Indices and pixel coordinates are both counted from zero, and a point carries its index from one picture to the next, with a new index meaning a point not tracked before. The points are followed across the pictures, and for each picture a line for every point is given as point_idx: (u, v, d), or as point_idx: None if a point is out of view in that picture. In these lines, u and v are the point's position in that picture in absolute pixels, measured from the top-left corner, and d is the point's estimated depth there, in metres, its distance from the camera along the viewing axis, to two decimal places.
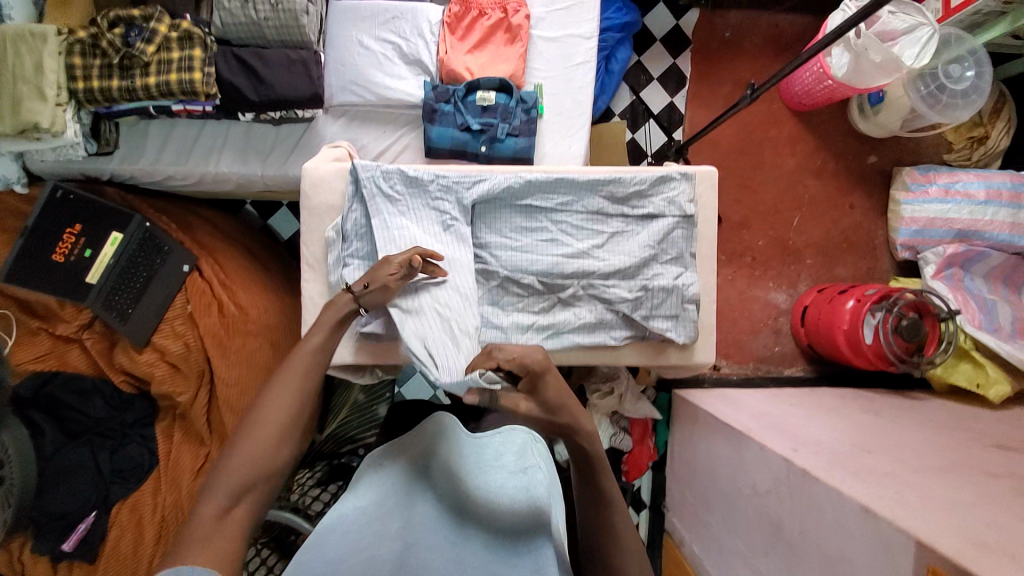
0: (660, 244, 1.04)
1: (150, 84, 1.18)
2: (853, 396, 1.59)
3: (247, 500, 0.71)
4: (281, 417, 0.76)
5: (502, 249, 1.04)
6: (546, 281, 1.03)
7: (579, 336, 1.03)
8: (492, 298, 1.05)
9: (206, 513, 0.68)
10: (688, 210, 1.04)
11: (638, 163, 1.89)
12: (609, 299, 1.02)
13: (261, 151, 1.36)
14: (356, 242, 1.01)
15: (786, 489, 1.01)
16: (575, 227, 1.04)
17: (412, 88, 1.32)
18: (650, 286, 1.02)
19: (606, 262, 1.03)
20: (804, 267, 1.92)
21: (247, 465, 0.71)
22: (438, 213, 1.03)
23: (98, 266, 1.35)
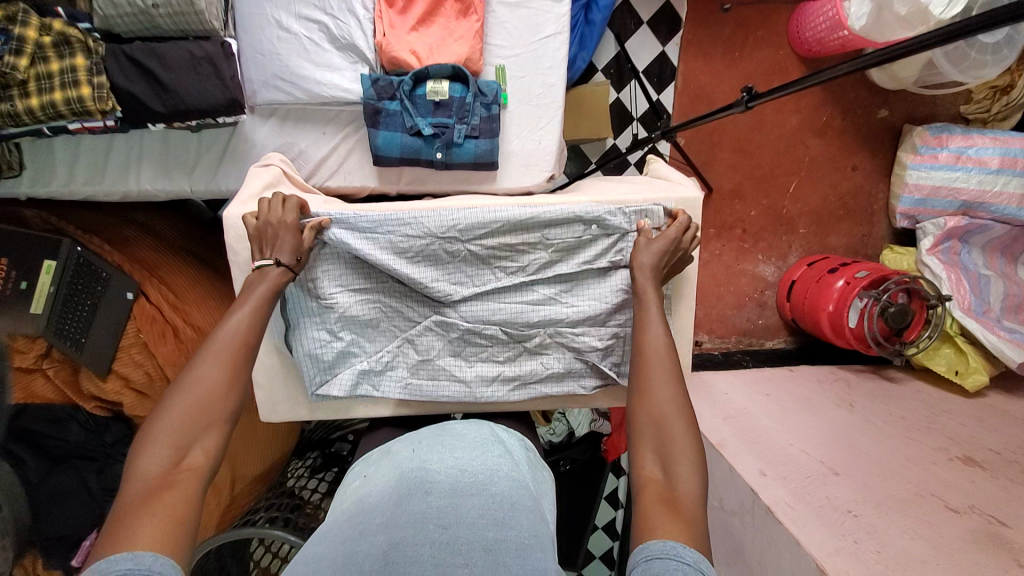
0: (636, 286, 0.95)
1: (34, 106, 0.98)
2: (830, 379, 1.60)
3: (198, 448, 0.68)
4: (221, 359, 0.74)
5: (465, 293, 0.95)
6: (511, 330, 0.96)
7: (547, 386, 0.99)
8: (453, 350, 0.98)
9: (152, 467, 0.65)
10: None
11: (622, 128, 1.68)
12: (578, 348, 0.96)
13: (184, 163, 1.18)
14: (304, 300, 0.93)
15: (750, 517, 1.06)
16: (546, 249, 0.94)
17: (349, 82, 1.10)
18: (621, 334, 0.95)
19: (575, 309, 0.95)
20: (796, 237, 1.82)
21: (187, 406, 0.69)
22: (394, 259, 0.91)
23: (39, 299, 1.24)
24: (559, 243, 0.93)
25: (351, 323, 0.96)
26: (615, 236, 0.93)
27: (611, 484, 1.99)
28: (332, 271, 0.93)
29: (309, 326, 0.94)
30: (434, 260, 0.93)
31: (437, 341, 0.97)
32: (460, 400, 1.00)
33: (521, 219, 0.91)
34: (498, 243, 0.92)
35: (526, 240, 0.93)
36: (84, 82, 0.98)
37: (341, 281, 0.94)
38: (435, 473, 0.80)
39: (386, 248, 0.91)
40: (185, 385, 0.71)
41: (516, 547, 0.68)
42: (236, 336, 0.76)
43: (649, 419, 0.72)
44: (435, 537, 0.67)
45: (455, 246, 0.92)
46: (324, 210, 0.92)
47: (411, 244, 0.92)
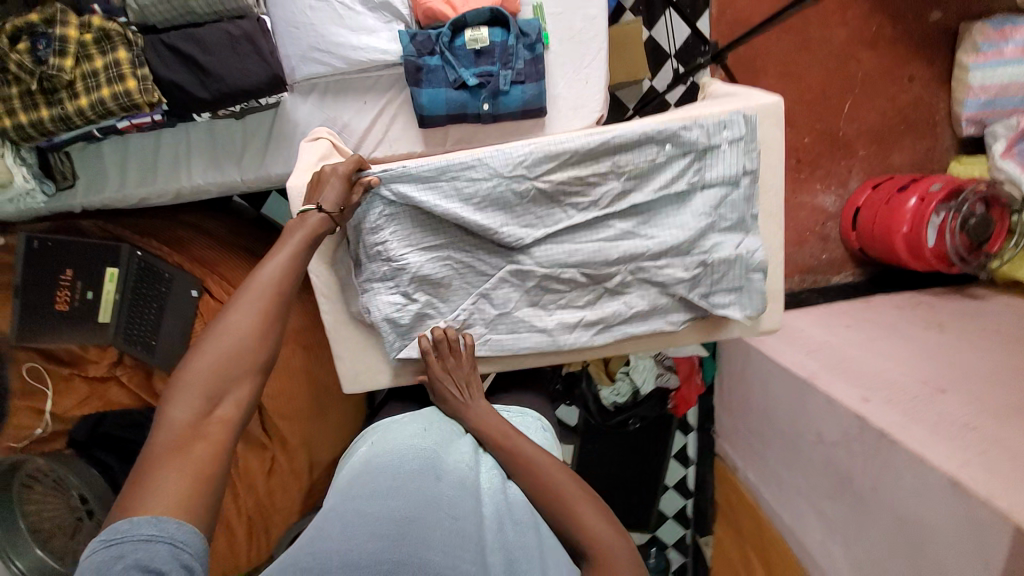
0: (718, 208, 0.88)
1: (84, 106, 0.97)
2: (911, 304, 1.51)
3: (231, 399, 0.66)
4: (257, 308, 0.69)
5: (537, 236, 0.90)
6: (589, 271, 0.91)
7: (632, 326, 0.94)
8: (531, 300, 0.94)
9: (181, 419, 0.63)
10: (750, 164, 0.86)
11: (659, 67, 1.61)
12: (663, 282, 0.91)
13: (232, 153, 1.17)
14: (375, 265, 0.90)
15: (858, 444, 1.00)
16: (618, 178, 0.87)
17: (386, 42, 1.07)
18: (710, 261, 0.89)
19: (656, 240, 0.89)
20: (855, 161, 1.71)
21: (220, 355, 0.66)
22: (462, 209, 0.87)
23: (105, 306, 1.27)
24: (633, 170, 0.87)
25: (424, 283, 0.92)
26: (692, 154, 0.86)
27: (679, 443, 1.94)
28: (398, 231, 0.90)
29: (382, 290, 0.91)
30: (502, 204, 0.88)
31: (513, 293, 0.93)
32: (543, 351, 0.96)
33: (589, 147, 0.85)
34: (568, 178, 0.86)
35: (597, 170, 0.86)
36: (129, 75, 0.96)
37: (408, 240, 0.90)
38: (448, 463, 0.79)
39: (451, 198, 0.87)
40: (220, 332, 0.67)
41: (521, 557, 0.67)
42: (274, 282, 0.72)
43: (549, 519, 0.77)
44: (448, 523, 0.66)
45: (523, 186, 0.86)
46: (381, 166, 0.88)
47: (478, 189, 0.86)
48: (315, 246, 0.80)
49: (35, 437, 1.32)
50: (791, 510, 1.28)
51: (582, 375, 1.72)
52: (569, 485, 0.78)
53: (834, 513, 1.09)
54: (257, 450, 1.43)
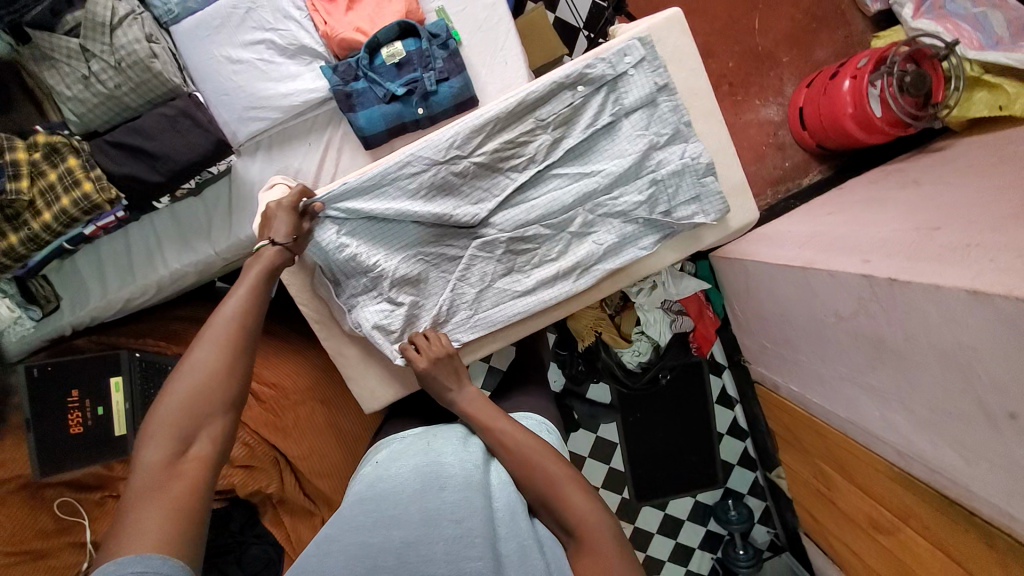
0: (648, 127, 0.92)
1: (48, 220, 1.02)
2: (882, 176, 1.54)
3: (204, 437, 0.67)
4: (219, 344, 0.70)
5: (491, 206, 0.93)
6: (551, 222, 0.93)
7: (610, 261, 0.95)
8: (506, 267, 0.95)
9: (152, 462, 0.63)
10: (661, 78, 0.89)
11: (574, 41, 1.69)
12: (623, 210, 0.92)
13: (199, 231, 1.21)
14: (352, 280, 0.93)
15: (875, 303, 1.00)
16: (546, 130, 0.91)
17: (312, 82, 1.12)
18: (659, 176, 0.91)
19: (602, 174, 0.92)
20: (783, 68, 1.78)
21: (185, 392, 0.67)
22: (412, 203, 0.91)
23: (120, 418, 1.28)
24: (556, 118, 0.91)
25: (404, 284, 0.95)
26: (604, 87, 0.91)
27: (718, 386, 1.96)
28: (363, 241, 0.92)
29: (367, 302, 0.94)
30: (448, 188, 0.92)
31: (488, 266, 0.95)
32: (536, 313, 0.97)
33: (508, 111, 0.89)
34: (499, 144, 0.90)
35: (523, 128, 0.90)
36: (83, 179, 1.01)
37: (375, 248, 0.93)
38: (452, 467, 0.77)
39: (400, 196, 0.91)
40: (184, 371, 0.68)
41: (517, 555, 0.65)
42: (234, 317, 0.73)
43: (537, 503, 0.76)
44: (450, 532, 0.65)
45: (461, 165, 0.90)
46: (327, 188, 0.91)
47: (420, 180, 0.90)
48: (274, 279, 0.80)
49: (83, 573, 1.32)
50: (840, 400, 1.27)
51: (597, 347, 1.71)
52: (552, 468, 0.77)
53: (880, 381, 1.09)
54: (304, 518, 1.44)
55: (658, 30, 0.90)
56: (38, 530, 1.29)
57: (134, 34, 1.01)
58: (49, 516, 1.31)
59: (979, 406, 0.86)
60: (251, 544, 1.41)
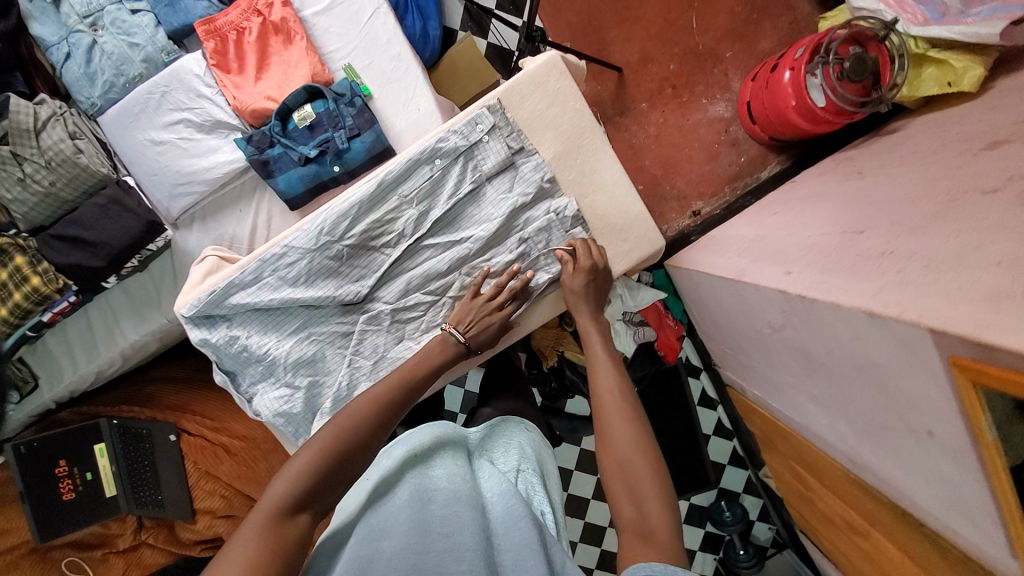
0: (512, 189, 0.92)
1: (5, 314, 1.12)
2: (833, 166, 1.49)
3: (324, 500, 0.71)
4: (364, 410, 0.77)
5: (371, 281, 0.95)
6: (430, 288, 0.95)
7: None
8: (396, 336, 0.97)
9: (279, 502, 0.67)
10: (516, 142, 0.90)
11: (508, 65, 1.69)
12: (497, 271, 0.94)
13: (151, 302, 1.28)
14: (248, 369, 0.96)
15: (797, 318, 0.98)
16: (412, 205, 0.92)
17: (232, 153, 1.17)
18: (527, 235, 0.92)
19: (472, 239, 0.93)
20: (727, 64, 1.74)
21: (334, 434, 0.73)
22: (294, 290, 0.93)
23: (108, 479, 1.38)
24: (422, 192, 0.92)
25: (299, 368, 0.96)
26: (460, 157, 0.91)
27: (697, 389, 1.93)
28: (253, 331, 0.95)
29: (267, 387, 0.96)
30: (327, 272, 0.94)
31: (379, 338, 0.97)
32: None
33: (371, 193, 0.91)
34: (368, 225, 0.92)
35: (388, 207, 0.92)
36: (30, 274, 1.11)
37: (266, 335, 0.95)
38: (435, 480, 0.75)
39: (279, 285, 0.93)
40: (328, 428, 0.73)
41: (515, 566, 0.62)
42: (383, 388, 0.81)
43: (612, 462, 0.71)
44: (441, 545, 0.63)
45: (335, 249, 0.93)
46: (211, 286, 0.93)
47: (298, 269, 0.93)
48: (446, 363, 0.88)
49: None
50: (795, 407, 1.24)
51: (563, 365, 1.72)
52: (630, 433, 0.73)
53: (819, 391, 1.07)
54: None
55: (527, 79, 0.90)
56: None
57: (59, 134, 1.09)
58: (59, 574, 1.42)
59: (902, 421, 0.84)
60: None
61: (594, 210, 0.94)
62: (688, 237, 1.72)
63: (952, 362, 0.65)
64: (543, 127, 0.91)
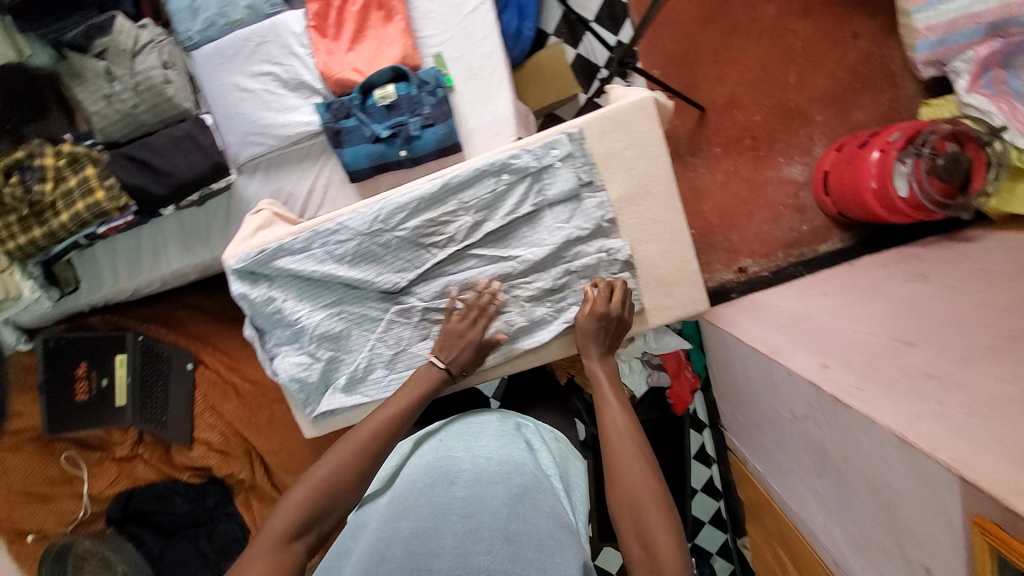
0: (570, 220, 0.90)
1: (65, 220, 1.16)
2: (895, 261, 1.44)
3: (314, 535, 0.71)
4: (358, 445, 0.77)
5: (411, 275, 0.95)
6: (466, 297, 0.94)
7: (520, 343, 0.95)
8: (421, 334, 0.97)
9: (274, 535, 0.69)
10: (587, 175, 0.88)
11: (591, 80, 1.68)
12: (535, 296, 0.92)
13: (200, 237, 1.32)
14: (276, 331, 0.98)
15: (821, 416, 0.96)
16: (468, 212, 0.91)
17: (308, 115, 1.19)
18: (573, 269, 0.90)
19: (519, 260, 0.91)
20: (814, 127, 1.72)
21: (320, 472, 0.74)
22: (336, 267, 0.94)
23: (120, 390, 1.42)
24: (482, 203, 0.90)
25: (324, 341, 0.97)
26: (528, 177, 0.89)
27: (696, 442, 1.87)
28: (289, 295, 0.96)
29: (289, 352, 0.98)
30: (371, 257, 0.94)
31: (405, 331, 0.97)
32: None
33: (432, 192, 0.90)
34: (421, 222, 0.91)
35: (446, 209, 0.91)
36: (98, 187, 1.15)
37: (300, 303, 0.96)
38: (459, 464, 0.81)
39: (323, 260, 0.94)
40: (322, 462, 0.75)
41: (536, 546, 0.69)
42: (381, 420, 0.80)
43: (621, 506, 0.70)
44: (459, 527, 0.70)
45: (384, 237, 0.92)
46: (262, 244, 0.95)
47: (346, 248, 0.93)
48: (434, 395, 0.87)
49: (80, 519, 1.51)
50: (793, 495, 1.22)
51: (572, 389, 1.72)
52: (640, 471, 0.72)
53: (823, 490, 1.04)
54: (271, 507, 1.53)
55: (614, 115, 0.87)
56: (47, 476, 1.50)
57: (152, 62, 1.13)
58: (57, 467, 1.51)
59: (900, 551, 0.82)
60: (221, 522, 1.53)
61: (646, 260, 0.91)
62: (730, 293, 1.68)
63: (973, 519, 0.65)
64: (617, 167, 0.89)
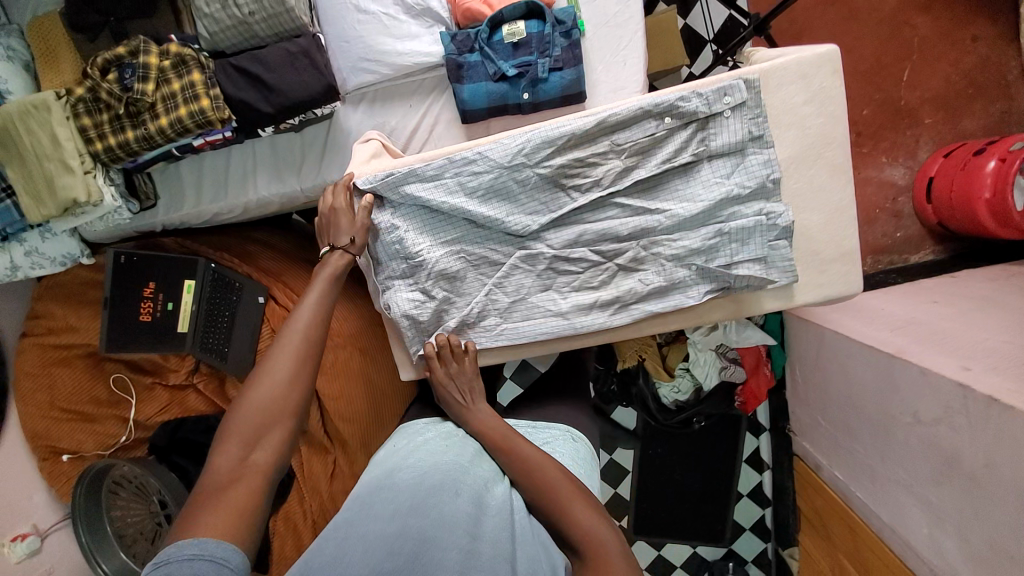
0: (730, 176, 0.85)
1: (163, 125, 1.10)
2: (1007, 277, 1.34)
3: (263, 447, 0.70)
4: (289, 355, 0.74)
5: (544, 218, 0.89)
6: (601, 249, 0.88)
7: (651, 304, 0.89)
8: (544, 284, 0.92)
9: (225, 464, 0.67)
10: (756, 129, 0.82)
11: (699, 53, 1.59)
12: (678, 255, 0.86)
13: (292, 164, 1.26)
14: (393, 263, 0.93)
15: (964, 418, 0.90)
16: (619, 156, 0.85)
17: (428, 45, 1.13)
18: (726, 230, 0.84)
19: (666, 214, 0.86)
20: (923, 129, 1.62)
21: (261, 399, 0.71)
22: (467, 201, 0.88)
23: (185, 316, 1.37)
24: (635, 147, 0.85)
25: (441, 279, 0.92)
26: (693, 124, 0.84)
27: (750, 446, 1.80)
28: (413, 227, 0.91)
29: (402, 288, 0.93)
30: (506, 194, 0.88)
31: (526, 279, 0.92)
32: (564, 337, 0.93)
33: (586, 129, 0.84)
34: (568, 161, 0.85)
35: (597, 150, 0.85)
36: (202, 95, 1.08)
37: (421, 236, 0.91)
38: (471, 475, 0.75)
39: (455, 192, 0.88)
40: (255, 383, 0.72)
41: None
42: (308, 320, 0.77)
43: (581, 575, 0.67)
44: (463, 543, 0.62)
45: (525, 174, 0.86)
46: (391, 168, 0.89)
47: (481, 181, 0.87)
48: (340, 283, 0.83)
49: (121, 444, 1.43)
50: (889, 506, 1.15)
51: (637, 372, 1.65)
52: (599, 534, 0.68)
53: (940, 500, 0.98)
54: (319, 455, 1.38)
55: (797, 66, 0.81)
56: (94, 397, 1.44)
57: None
58: (104, 387, 1.44)
59: None
60: None
61: (804, 231, 0.86)
62: None
63: None
64: (790, 124, 0.83)
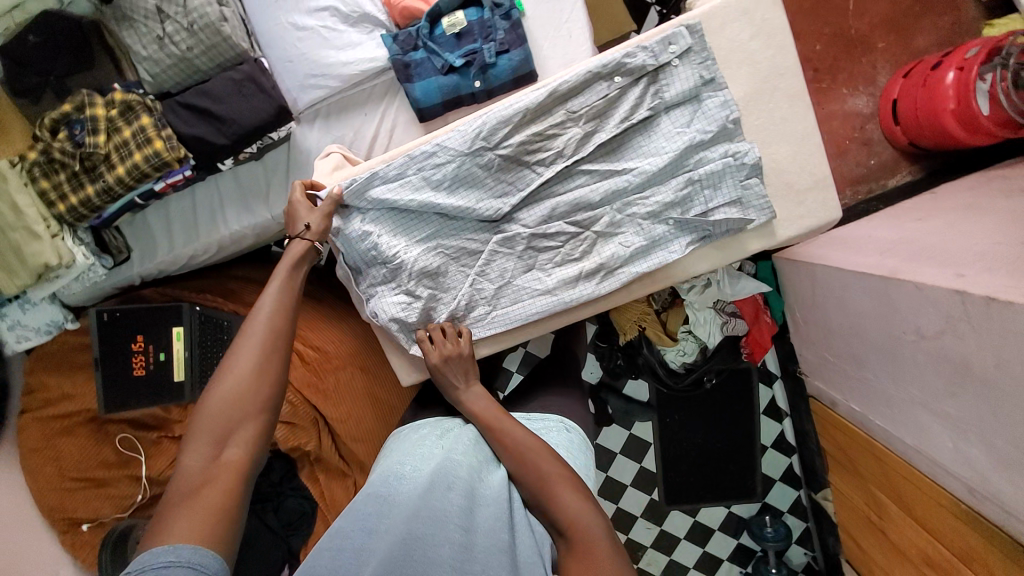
0: (690, 124, 0.84)
1: (122, 174, 1.09)
2: (985, 183, 1.34)
3: (234, 442, 0.69)
4: (251, 349, 0.73)
5: (514, 199, 0.88)
6: (576, 219, 0.88)
7: (635, 265, 0.87)
8: (526, 264, 0.91)
9: (195, 463, 0.67)
10: (706, 72, 0.82)
11: (645, 16, 1.59)
12: (654, 212, 0.86)
13: (259, 192, 1.25)
14: (372, 270, 0.92)
15: (967, 324, 0.89)
16: (577, 123, 0.85)
17: (372, 50, 1.12)
18: (696, 177, 0.84)
19: (634, 173, 0.85)
20: (878, 55, 1.62)
21: (225, 399, 0.70)
22: (435, 194, 0.87)
23: (178, 365, 1.35)
24: (592, 111, 0.85)
25: (423, 277, 0.91)
26: (644, 78, 0.84)
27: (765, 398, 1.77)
28: (385, 230, 0.90)
29: (387, 293, 0.92)
30: (472, 180, 0.87)
31: (508, 262, 0.91)
32: (556, 314, 0.91)
33: (539, 101, 0.84)
34: (527, 136, 0.85)
35: (554, 120, 0.85)
36: (155, 137, 1.07)
37: (396, 237, 0.91)
38: (464, 467, 0.74)
39: (421, 187, 0.87)
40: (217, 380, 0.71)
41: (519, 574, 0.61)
42: (269, 312, 0.76)
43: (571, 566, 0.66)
44: (457, 537, 0.64)
45: (487, 157, 0.86)
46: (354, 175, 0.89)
47: (444, 171, 0.86)
48: (303, 272, 0.82)
49: (138, 503, 1.41)
50: (910, 429, 1.14)
51: (640, 342, 1.62)
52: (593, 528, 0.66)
53: (960, 411, 0.97)
54: (337, 479, 1.38)
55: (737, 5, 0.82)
56: (102, 460, 1.42)
57: None
58: (111, 449, 1.43)
59: None
60: (288, 497, 1.36)
61: (775, 165, 0.85)
62: None
63: None
64: (741, 61, 0.83)
